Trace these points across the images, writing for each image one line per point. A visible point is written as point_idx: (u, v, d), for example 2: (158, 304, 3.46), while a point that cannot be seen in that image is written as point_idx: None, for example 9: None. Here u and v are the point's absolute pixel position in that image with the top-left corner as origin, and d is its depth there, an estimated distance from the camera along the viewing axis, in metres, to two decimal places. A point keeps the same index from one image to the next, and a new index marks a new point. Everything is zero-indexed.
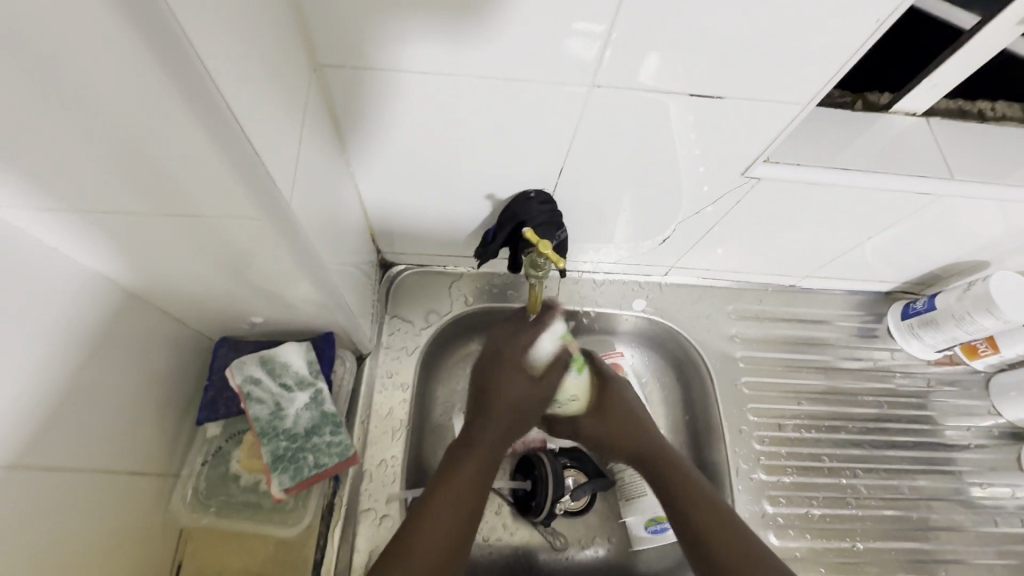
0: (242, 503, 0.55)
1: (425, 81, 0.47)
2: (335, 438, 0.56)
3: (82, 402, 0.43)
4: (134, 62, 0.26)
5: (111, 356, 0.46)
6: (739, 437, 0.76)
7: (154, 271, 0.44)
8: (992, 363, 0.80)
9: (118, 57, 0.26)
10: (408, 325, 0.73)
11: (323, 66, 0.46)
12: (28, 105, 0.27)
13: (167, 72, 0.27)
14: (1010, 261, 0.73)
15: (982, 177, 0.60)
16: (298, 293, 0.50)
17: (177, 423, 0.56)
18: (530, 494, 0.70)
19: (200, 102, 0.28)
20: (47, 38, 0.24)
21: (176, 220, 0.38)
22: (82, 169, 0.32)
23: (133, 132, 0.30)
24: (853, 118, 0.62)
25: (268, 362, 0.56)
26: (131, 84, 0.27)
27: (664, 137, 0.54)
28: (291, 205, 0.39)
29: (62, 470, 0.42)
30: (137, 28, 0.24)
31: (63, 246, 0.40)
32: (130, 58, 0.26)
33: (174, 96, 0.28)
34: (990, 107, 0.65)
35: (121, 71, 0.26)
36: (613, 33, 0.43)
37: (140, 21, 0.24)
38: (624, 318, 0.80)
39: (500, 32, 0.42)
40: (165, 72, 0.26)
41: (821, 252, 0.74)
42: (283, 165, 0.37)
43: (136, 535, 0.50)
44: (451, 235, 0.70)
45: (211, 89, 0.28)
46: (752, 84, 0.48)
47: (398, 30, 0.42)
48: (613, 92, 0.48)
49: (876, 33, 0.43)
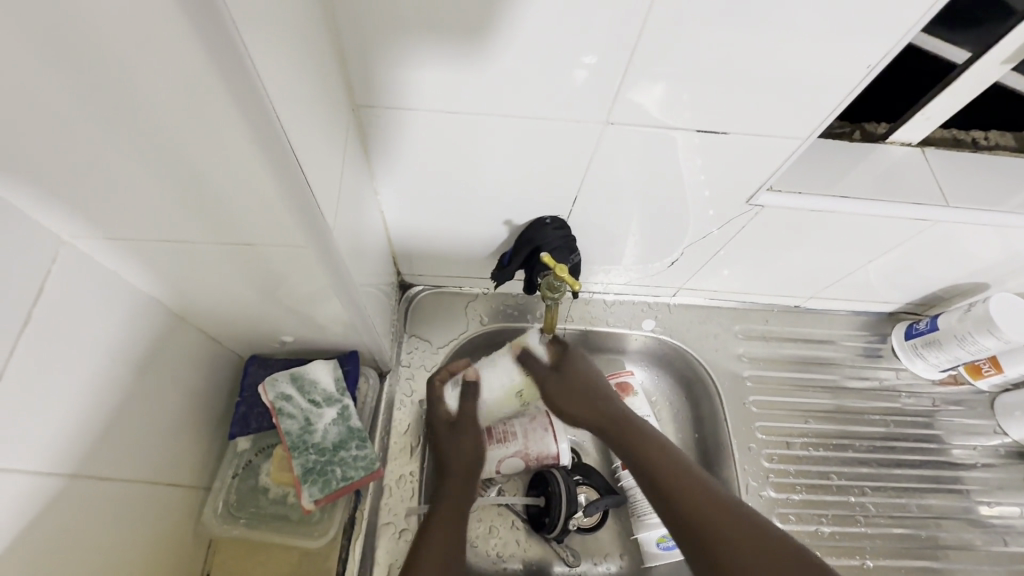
0: (270, 515, 0.58)
1: (450, 119, 0.51)
2: (360, 452, 0.58)
3: (130, 414, 0.46)
4: (210, 106, 0.29)
5: (157, 371, 0.49)
6: (748, 455, 0.78)
7: (201, 293, 0.48)
8: (996, 383, 0.82)
9: (205, 112, 0.29)
10: (425, 344, 0.76)
11: (360, 106, 0.50)
12: (115, 137, 0.31)
13: (246, 125, 0.30)
14: (1009, 283, 0.76)
15: (977, 204, 0.63)
16: (329, 313, 0.54)
17: (210, 437, 0.58)
18: (543, 510, 0.72)
19: (271, 149, 0.32)
20: (140, 83, 0.28)
21: (229, 247, 0.41)
22: (153, 199, 0.36)
23: (206, 172, 0.34)
24: (850, 148, 0.65)
25: (298, 379, 0.59)
26: (212, 133, 0.31)
27: (672, 167, 0.58)
28: (333, 234, 0.42)
29: (112, 479, 0.45)
30: (228, 92, 0.28)
31: (121, 269, 0.43)
32: (208, 102, 0.29)
33: (249, 143, 0.31)
34: (983, 138, 0.69)
35: (198, 112, 0.30)
36: (625, 74, 0.47)
37: (231, 87, 0.28)
38: (634, 338, 0.83)
39: (522, 74, 0.47)
40: (238, 116, 0.30)
41: (825, 274, 0.77)
42: (327, 197, 0.40)
43: (172, 545, 0.52)
44: (469, 258, 0.73)
45: (276, 130, 0.31)
46: (753, 121, 0.52)
47: (428, 74, 0.47)
48: (623, 128, 0.52)
49: (868, 76, 0.47)
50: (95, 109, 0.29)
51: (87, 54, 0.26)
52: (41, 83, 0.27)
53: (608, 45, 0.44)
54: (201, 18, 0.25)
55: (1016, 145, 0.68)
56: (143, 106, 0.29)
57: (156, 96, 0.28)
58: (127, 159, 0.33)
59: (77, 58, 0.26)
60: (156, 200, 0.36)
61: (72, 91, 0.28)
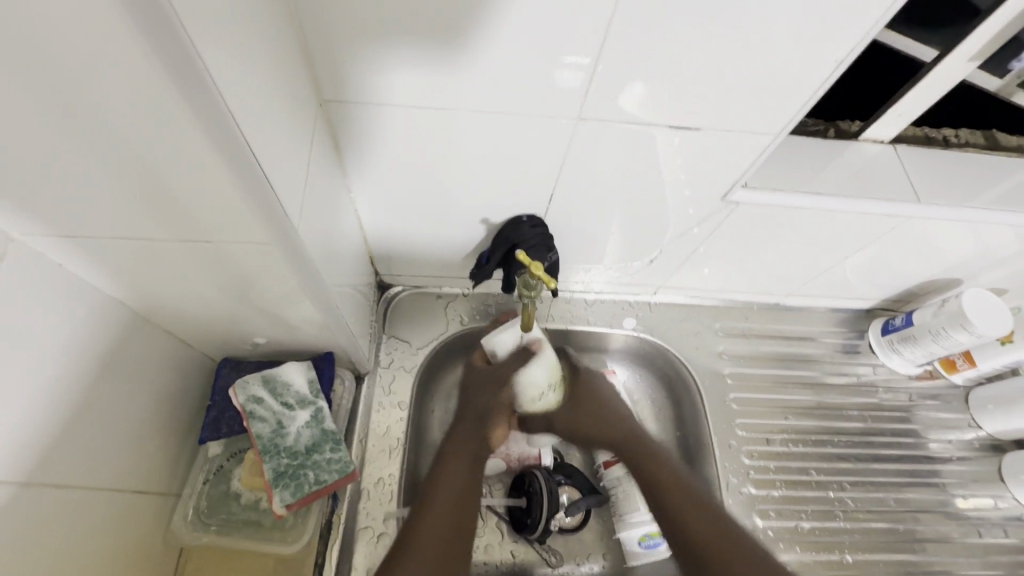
0: (242, 521, 0.56)
1: (422, 115, 0.50)
2: (335, 455, 0.57)
3: (88, 420, 0.45)
4: (153, 91, 0.28)
5: (118, 376, 0.47)
6: (728, 452, 0.78)
7: (166, 294, 0.47)
8: (970, 377, 0.83)
9: (156, 112, 0.29)
10: (405, 344, 0.75)
11: (328, 101, 0.49)
12: (57, 132, 0.29)
13: (199, 123, 0.30)
14: (982, 278, 0.77)
15: (948, 200, 0.63)
16: (301, 314, 0.52)
17: (179, 442, 0.57)
18: (525, 511, 0.72)
19: (227, 147, 0.31)
20: (81, 76, 0.26)
21: (190, 246, 0.40)
22: (106, 194, 0.34)
23: (161, 171, 0.33)
24: (824, 146, 0.66)
25: (270, 382, 0.57)
26: (164, 131, 0.30)
27: (650, 163, 0.57)
28: (298, 231, 0.41)
29: (70, 487, 0.43)
30: (178, 90, 0.28)
31: (79, 271, 0.42)
32: (150, 86, 0.27)
33: (205, 143, 0.31)
34: (954, 135, 0.70)
35: (141, 99, 0.28)
36: (598, 68, 0.46)
37: (181, 84, 0.27)
38: (616, 337, 0.83)
39: (492, 67, 0.46)
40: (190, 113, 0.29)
41: (803, 271, 0.77)
42: (291, 193, 0.39)
43: (138, 554, 0.51)
44: (448, 257, 0.72)
45: (216, 96, 0.29)
46: (726, 117, 0.52)
47: (396, 67, 0.46)
48: (598, 123, 0.52)
49: (836, 72, 0.48)
50: (34, 103, 0.27)
51: (18, 45, 0.25)
52: None
53: (579, 42, 0.44)
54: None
55: (984, 142, 0.69)
56: (82, 95, 0.27)
57: (102, 95, 0.28)
58: (75, 159, 0.31)
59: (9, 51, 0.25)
60: (110, 200, 0.35)
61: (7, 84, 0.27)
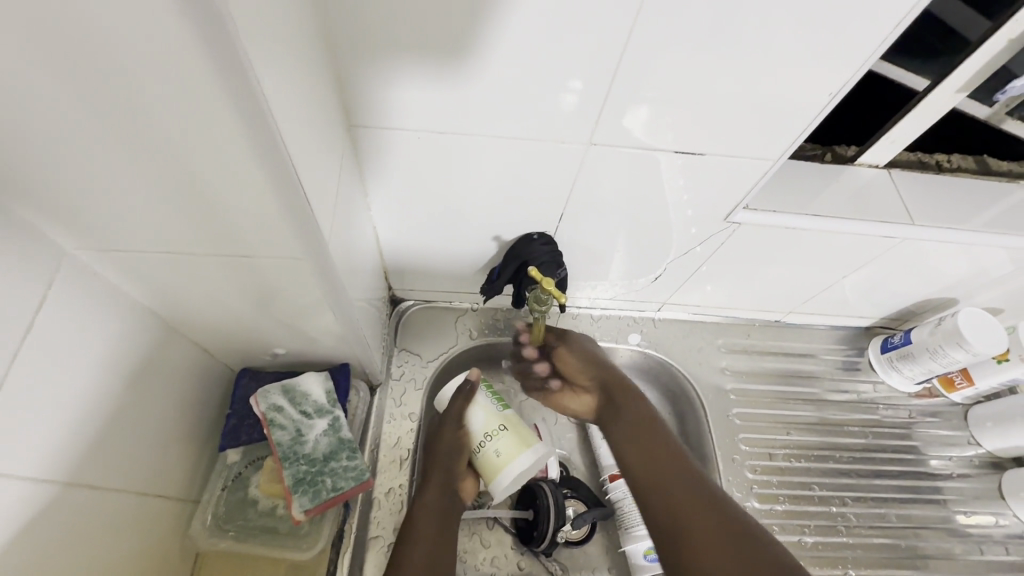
0: (258, 528, 0.57)
1: (441, 139, 0.54)
2: (351, 463, 0.59)
3: (120, 423, 0.47)
4: (210, 115, 0.30)
5: (147, 382, 0.50)
6: (731, 466, 0.79)
7: (197, 305, 0.49)
8: (969, 395, 0.85)
9: (219, 141, 0.32)
10: (416, 357, 0.77)
11: (355, 126, 0.52)
12: (120, 151, 0.32)
13: (255, 150, 0.32)
14: (977, 298, 0.79)
15: (941, 222, 0.66)
16: (322, 325, 0.55)
17: (200, 448, 0.59)
18: (532, 523, 0.73)
19: (276, 171, 0.34)
20: (151, 107, 0.29)
21: (226, 260, 0.43)
22: (157, 210, 0.37)
23: (210, 190, 0.35)
24: (823, 171, 0.69)
25: (290, 391, 0.59)
26: (221, 155, 0.33)
27: (655, 184, 0.60)
28: (328, 246, 0.44)
29: (102, 489, 0.45)
30: (241, 120, 0.31)
31: (120, 281, 0.45)
32: (207, 111, 0.30)
33: (256, 165, 0.33)
34: (947, 160, 0.73)
35: (198, 124, 0.31)
36: (609, 96, 0.49)
37: (244, 116, 0.30)
38: (621, 352, 0.85)
39: (509, 94, 0.49)
40: (249, 141, 0.32)
41: (803, 289, 0.80)
42: (323, 211, 0.42)
43: (159, 557, 0.52)
44: (459, 273, 0.75)
45: (266, 120, 0.31)
46: (729, 141, 0.55)
47: (418, 94, 0.49)
48: (607, 148, 0.55)
49: (830, 103, 0.51)
50: (104, 125, 0.30)
51: (97, 75, 0.27)
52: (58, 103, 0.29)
53: (590, 72, 0.47)
54: (203, 29, 0.26)
55: (975, 167, 0.72)
56: (146, 120, 0.30)
57: (170, 123, 0.31)
58: (135, 177, 0.34)
59: (89, 80, 0.28)
60: (160, 216, 0.38)
61: (85, 111, 0.30)
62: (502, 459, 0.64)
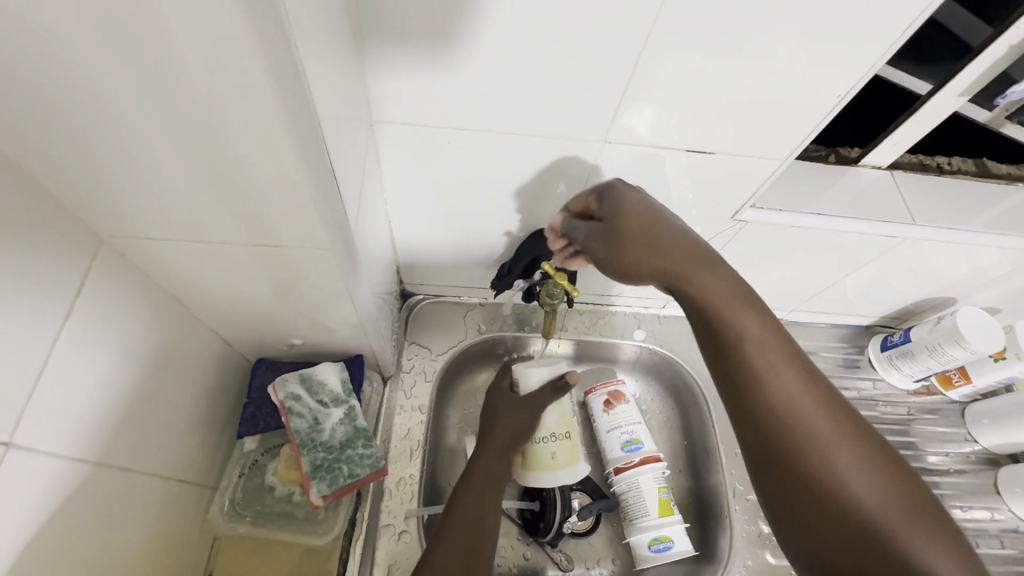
0: (275, 513, 0.59)
1: (458, 135, 0.55)
2: (367, 451, 0.60)
3: (144, 405, 0.48)
4: (251, 103, 0.31)
5: (169, 366, 0.51)
6: (735, 461, 0.80)
7: (219, 292, 0.50)
8: (966, 393, 0.87)
9: (257, 132, 0.33)
10: (426, 350, 0.79)
11: (376, 121, 0.53)
12: (163, 135, 0.33)
13: (295, 146, 0.34)
14: (974, 298, 0.81)
15: (942, 222, 0.68)
16: (340, 316, 0.56)
17: (218, 434, 0.60)
18: (538, 515, 0.75)
19: (313, 165, 0.35)
20: (197, 98, 0.31)
21: (251, 247, 0.44)
22: (191, 198, 0.39)
23: (244, 180, 0.37)
24: (827, 171, 0.71)
25: (307, 381, 0.60)
26: (259, 146, 0.34)
27: (664, 182, 0.62)
28: (351, 235, 0.45)
29: (126, 470, 0.46)
30: (284, 115, 0.32)
31: (149, 267, 0.46)
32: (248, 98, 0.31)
33: (292, 158, 0.35)
34: (947, 163, 0.74)
35: (240, 111, 0.32)
36: (625, 94, 0.51)
37: (289, 111, 0.32)
38: (626, 347, 0.86)
39: (526, 91, 0.50)
40: (290, 136, 0.33)
41: (806, 287, 0.81)
42: (350, 202, 0.43)
43: (178, 539, 0.53)
44: (470, 267, 0.76)
45: (304, 105, 0.32)
46: (738, 141, 0.56)
47: (437, 90, 0.50)
48: (620, 145, 0.56)
49: (839, 104, 0.52)
50: (149, 108, 0.32)
51: (148, 63, 0.29)
52: (109, 91, 0.31)
53: (608, 71, 0.48)
54: (260, 27, 0.27)
55: (975, 170, 0.74)
56: (190, 105, 0.31)
57: (212, 113, 0.32)
58: (174, 164, 0.36)
59: (139, 64, 0.29)
60: (194, 203, 0.39)
61: (133, 100, 0.31)
62: (555, 462, 0.68)
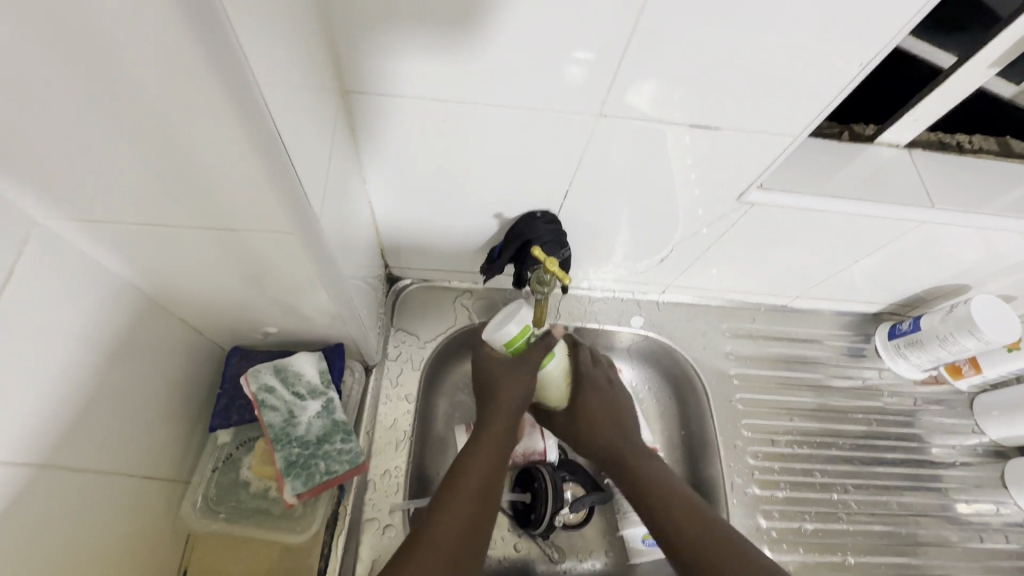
0: (252, 510, 0.56)
1: (440, 107, 0.50)
2: (345, 446, 0.57)
3: (104, 401, 0.45)
4: (184, 63, 0.27)
5: (131, 359, 0.47)
6: (733, 452, 0.78)
7: (181, 279, 0.47)
8: (975, 383, 0.83)
9: (195, 101, 0.29)
10: (413, 337, 0.75)
11: (349, 92, 0.49)
12: (88, 107, 0.29)
13: (238, 119, 0.30)
14: (989, 286, 0.77)
15: (962, 205, 0.63)
16: (314, 303, 0.52)
17: (190, 428, 0.57)
18: (529, 506, 0.72)
19: (261, 141, 0.32)
20: (121, 65, 0.27)
21: (207, 232, 0.40)
22: (133, 179, 0.35)
23: (188, 157, 0.33)
24: (839, 149, 0.66)
25: (282, 371, 0.57)
26: (200, 119, 0.30)
27: (664, 160, 0.57)
28: (319, 219, 0.41)
29: (83, 471, 0.43)
30: (220, 84, 0.28)
31: (99, 253, 0.42)
32: (179, 60, 0.27)
33: (237, 133, 0.31)
34: (968, 141, 0.69)
35: (175, 75, 0.28)
36: (621, 66, 0.46)
37: (224, 79, 0.28)
38: (623, 335, 0.83)
39: (512, 61, 0.46)
40: (230, 108, 0.29)
41: (813, 273, 0.77)
42: (315, 183, 0.39)
43: (148, 539, 0.51)
44: (459, 251, 0.72)
45: (244, 67, 0.28)
46: (746, 116, 0.51)
47: (413, 58, 0.45)
48: (616, 120, 0.52)
49: (860, 74, 0.47)
50: (65, 76, 0.27)
51: (55, 21, 0.25)
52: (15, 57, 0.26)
53: (603, 40, 0.44)
54: None
55: (998, 149, 0.69)
56: (114, 70, 0.27)
57: (141, 81, 0.28)
58: (108, 140, 0.31)
59: (47, 26, 0.25)
60: (138, 185, 0.35)
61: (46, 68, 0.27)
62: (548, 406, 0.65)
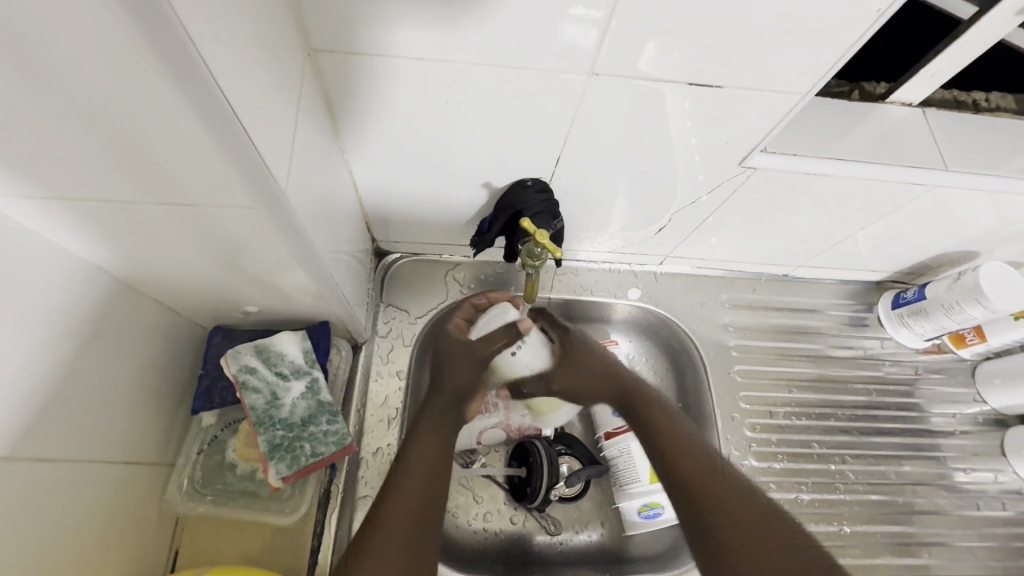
0: (238, 492, 0.56)
1: (422, 67, 0.46)
2: (332, 427, 0.56)
3: (74, 389, 0.43)
4: (111, 28, 0.24)
5: (103, 346, 0.45)
6: (730, 425, 0.77)
7: (150, 262, 0.44)
8: (979, 352, 0.82)
9: (133, 75, 0.26)
10: (402, 314, 0.73)
11: (317, 51, 0.45)
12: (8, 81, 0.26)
13: (183, 92, 0.27)
14: (998, 252, 0.75)
15: (975, 167, 0.60)
16: (294, 282, 0.50)
17: (172, 411, 0.56)
18: (525, 480, 0.72)
19: (211, 115, 0.29)
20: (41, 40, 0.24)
21: (169, 212, 0.37)
22: (79, 160, 0.32)
23: (137, 135, 0.30)
24: (849, 108, 0.62)
25: (263, 352, 0.56)
26: (141, 94, 0.27)
27: (662, 124, 0.53)
28: (287, 194, 0.38)
29: (58, 463, 0.42)
30: (157, 53, 0.25)
31: (55, 238, 0.40)
32: (106, 28, 0.24)
33: (186, 108, 0.28)
34: (984, 99, 0.65)
35: (94, 37, 0.24)
36: (613, 19, 0.42)
37: (158, 46, 0.25)
38: (619, 307, 0.81)
39: (496, 17, 0.42)
40: (171, 79, 0.27)
41: (817, 241, 0.75)
42: (279, 155, 0.36)
43: (135, 524, 0.50)
44: (446, 224, 0.69)
45: (169, 14, 0.24)
46: (752, 75, 0.48)
47: (388, 14, 0.41)
48: (611, 79, 0.48)
49: (877, 22, 0.43)
50: None
51: None
52: None
53: None
54: None
55: (1016, 107, 0.65)
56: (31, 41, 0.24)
57: (72, 57, 0.25)
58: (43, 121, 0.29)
59: None
60: (86, 167, 0.32)
61: None
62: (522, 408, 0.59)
